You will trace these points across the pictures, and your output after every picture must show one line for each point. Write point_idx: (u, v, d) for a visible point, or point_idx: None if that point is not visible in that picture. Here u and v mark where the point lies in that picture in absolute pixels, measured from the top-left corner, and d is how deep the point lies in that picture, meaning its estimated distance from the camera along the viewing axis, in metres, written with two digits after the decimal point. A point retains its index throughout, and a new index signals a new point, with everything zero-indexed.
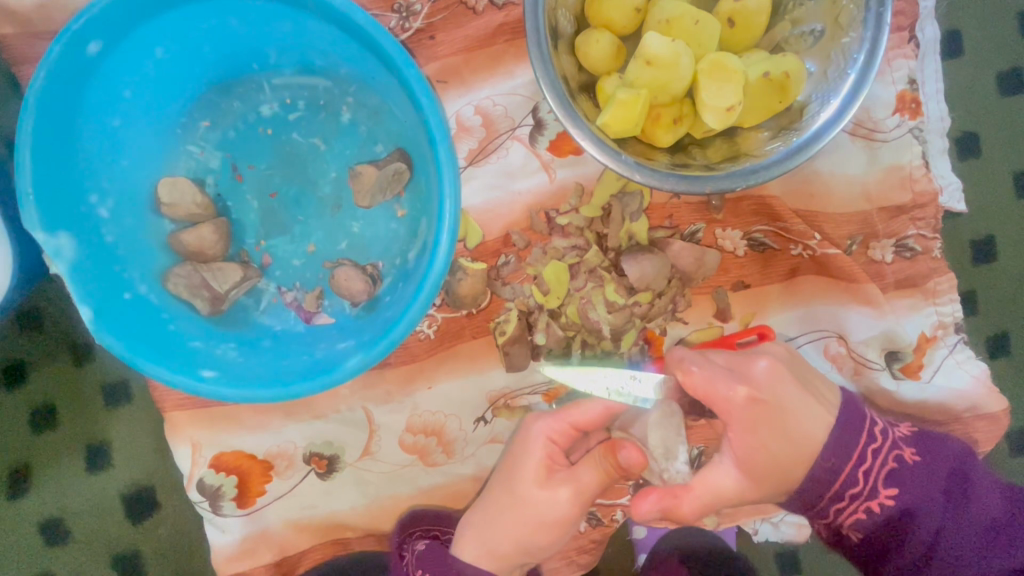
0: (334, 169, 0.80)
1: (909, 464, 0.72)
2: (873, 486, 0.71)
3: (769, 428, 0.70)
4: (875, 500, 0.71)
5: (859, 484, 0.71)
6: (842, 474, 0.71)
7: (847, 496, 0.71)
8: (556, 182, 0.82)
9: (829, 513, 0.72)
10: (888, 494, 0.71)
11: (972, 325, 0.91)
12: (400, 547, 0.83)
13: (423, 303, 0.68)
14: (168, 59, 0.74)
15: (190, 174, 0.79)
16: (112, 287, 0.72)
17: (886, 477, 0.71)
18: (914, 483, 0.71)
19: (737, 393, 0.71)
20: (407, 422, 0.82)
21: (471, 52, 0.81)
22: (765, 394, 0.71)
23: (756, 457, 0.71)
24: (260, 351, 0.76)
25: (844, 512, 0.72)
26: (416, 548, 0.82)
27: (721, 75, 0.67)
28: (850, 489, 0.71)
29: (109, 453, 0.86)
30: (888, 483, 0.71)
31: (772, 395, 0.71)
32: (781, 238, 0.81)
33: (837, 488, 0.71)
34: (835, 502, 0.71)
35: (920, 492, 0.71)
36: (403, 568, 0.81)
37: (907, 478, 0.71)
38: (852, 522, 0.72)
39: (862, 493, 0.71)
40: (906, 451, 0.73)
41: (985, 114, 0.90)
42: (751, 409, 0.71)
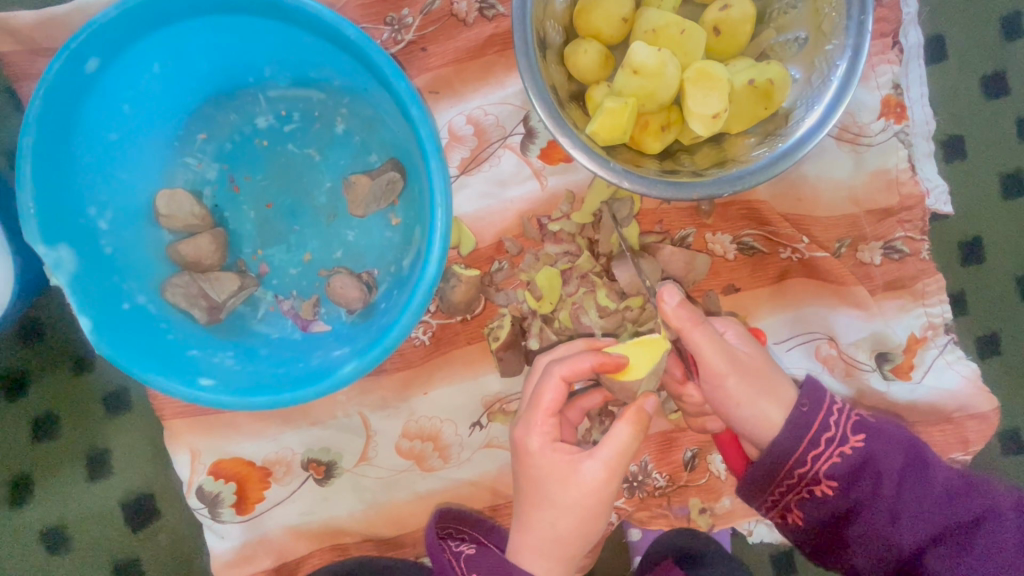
0: (329, 179, 0.82)
1: (872, 420, 0.74)
2: (844, 432, 0.72)
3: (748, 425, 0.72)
4: (847, 445, 0.72)
5: (832, 429, 0.72)
6: (816, 419, 0.71)
7: (822, 442, 0.71)
8: (547, 189, 0.83)
9: (807, 461, 0.71)
10: (857, 440, 0.72)
11: (962, 325, 0.92)
12: (442, 545, 0.75)
13: (417, 309, 0.69)
14: (165, 74, 0.76)
15: (188, 186, 0.80)
16: (111, 298, 0.73)
17: (855, 425, 0.72)
18: (879, 435, 0.73)
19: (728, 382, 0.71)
20: (403, 428, 0.83)
21: (462, 63, 0.83)
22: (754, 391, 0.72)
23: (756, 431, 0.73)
24: (257, 359, 0.77)
25: (821, 459, 0.71)
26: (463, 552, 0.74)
27: (707, 83, 0.68)
28: (824, 434, 0.71)
29: (109, 462, 0.88)
30: (859, 430, 0.72)
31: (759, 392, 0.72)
32: (770, 241, 0.82)
33: (812, 434, 0.71)
34: (812, 447, 0.71)
35: (886, 444, 0.72)
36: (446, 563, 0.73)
37: (874, 430, 0.73)
38: (827, 470, 0.72)
39: (835, 438, 0.72)
40: (867, 415, 0.75)
41: (970, 117, 0.91)
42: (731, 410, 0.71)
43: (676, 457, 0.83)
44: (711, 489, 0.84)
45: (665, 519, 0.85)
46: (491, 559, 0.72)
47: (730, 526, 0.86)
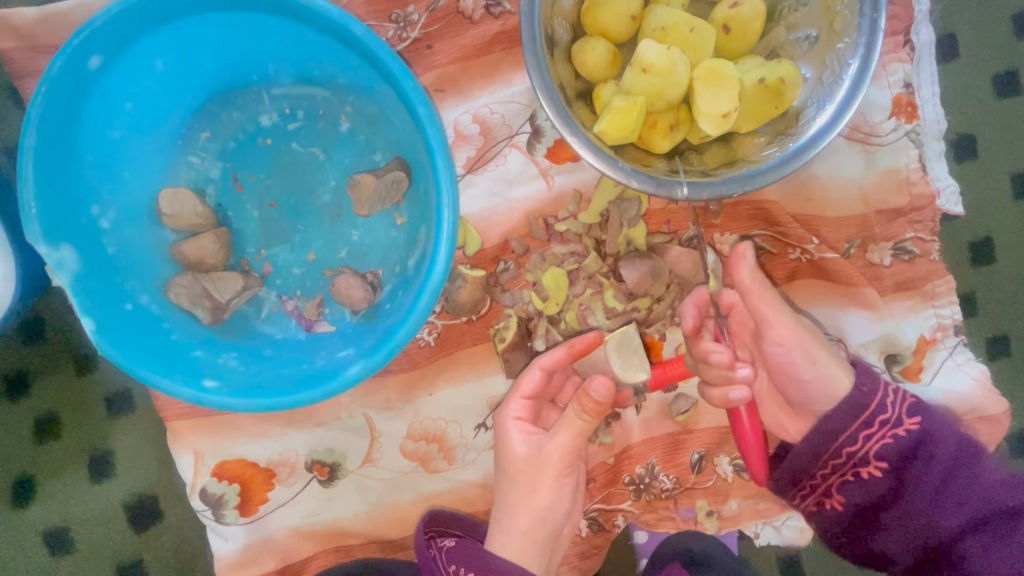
0: (333, 178, 0.81)
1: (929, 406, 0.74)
2: (899, 414, 0.73)
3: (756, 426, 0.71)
4: (901, 427, 0.72)
5: (888, 411, 0.73)
6: (874, 400, 0.73)
7: (876, 423, 0.73)
8: (554, 189, 0.82)
9: (857, 440, 0.73)
10: (912, 423, 0.72)
11: (971, 327, 0.91)
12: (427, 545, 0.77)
13: (423, 310, 0.68)
14: (168, 71, 0.75)
15: (191, 185, 0.79)
16: (114, 298, 0.72)
17: (912, 408, 0.73)
18: (933, 421, 0.73)
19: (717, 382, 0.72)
20: (408, 430, 0.83)
21: (468, 61, 0.82)
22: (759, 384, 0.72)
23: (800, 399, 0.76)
24: (261, 360, 0.77)
25: (872, 438, 0.72)
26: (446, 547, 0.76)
27: (717, 82, 0.68)
28: (879, 416, 0.73)
29: (112, 463, 0.87)
30: (915, 413, 0.73)
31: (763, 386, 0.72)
32: (779, 242, 0.81)
33: (869, 412, 0.73)
34: (864, 427, 0.72)
35: (940, 430, 0.72)
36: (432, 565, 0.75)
37: (930, 417, 0.73)
38: (877, 451, 0.72)
39: (889, 421, 0.73)
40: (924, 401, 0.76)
41: (982, 116, 0.90)
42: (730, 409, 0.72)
43: (683, 459, 0.82)
44: (718, 492, 0.83)
45: (671, 521, 0.84)
46: (471, 551, 0.75)
47: (736, 528, 0.85)
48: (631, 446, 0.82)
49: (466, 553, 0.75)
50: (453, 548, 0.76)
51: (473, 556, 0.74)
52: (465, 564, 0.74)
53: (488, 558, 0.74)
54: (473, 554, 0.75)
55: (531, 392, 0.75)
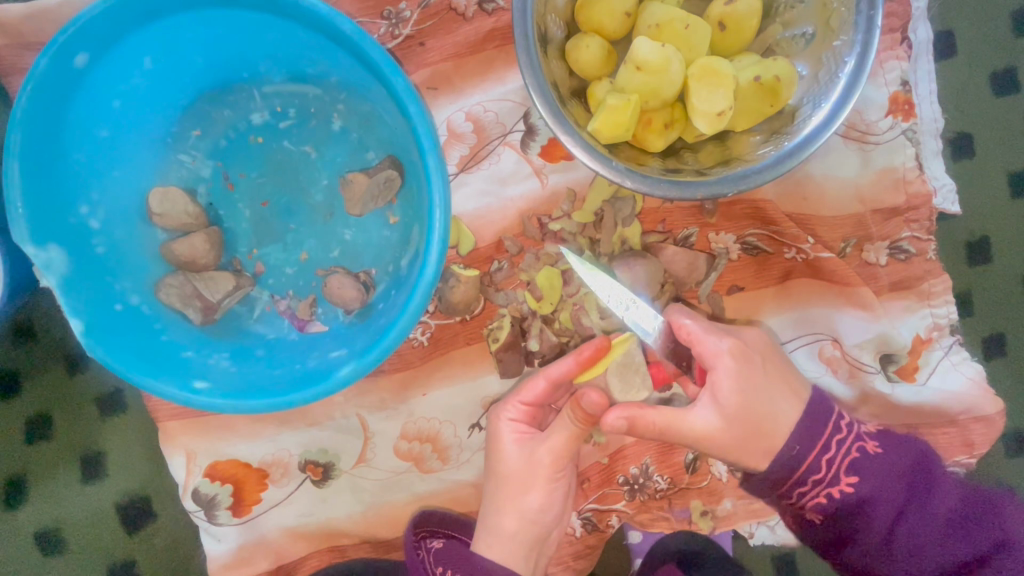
0: (325, 177, 0.80)
1: (871, 455, 0.72)
2: (835, 473, 0.71)
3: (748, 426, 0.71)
4: (837, 487, 0.71)
5: (829, 468, 0.71)
6: (805, 461, 0.70)
7: (809, 482, 0.71)
8: (548, 188, 0.81)
9: (794, 496, 0.72)
10: (848, 483, 0.70)
11: (968, 326, 0.90)
12: (414, 545, 0.78)
13: (414, 311, 0.68)
14: (157, 69, 0.74)
15: (182, 184, 0.79)
16: (103, 299, 0.72)
17: (849, 466, 0.71)
18: (874, 475, 0.71)
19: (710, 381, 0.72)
20: (401, 430, 0.82)
21: (460, 58, 0.81)
22: (751, 384, 0.71)
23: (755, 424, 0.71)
24: (253, 361, 0.76)
25: (806, 495, 0.71)
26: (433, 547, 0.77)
27: (712, 79, 0.67)
28: (813, 475, 0.71)
29: (103, 463, 0.87)
30: (850, 472, 0.70)
31: (756, 385, 0.72)
32: (774, 241, 0.81)
33: (823, 438, 0.71)
34: (798, 486, 0.71)
35: (884, 484, 0.71)
36: (419, 566, 0.75)
37: (868, 468, 0.71)
38: (813, 505, 0.72)
39: (824, 479, 0.71)
40: (870, 443, 0.73)
41: (979, 114, 0.90)
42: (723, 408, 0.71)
43: (677, 460, 0.82)
44: (712, 491, 0.83)
45: (666, 521, 0.84)
46: (458, 552, 0.75)
47: (731, 528, 0.85)
48: (625, 446, 0.82)
49: (453, 554, 0.75)
50: (441, 549, 0.76)
51: (459, 557, 0.75)
52: (451, 565, 0.74)
53: (475, 559, 0.74)
54: (459, 555, 0.75)
55: (534, 400, 0.74)
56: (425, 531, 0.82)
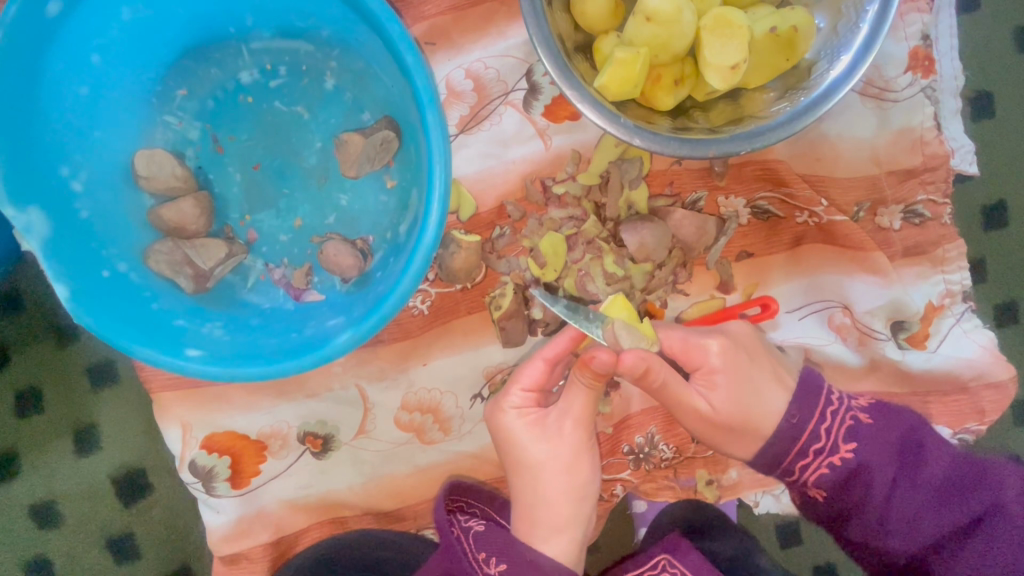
0: (319, 139, 0.77)
1: (866, 425, 0.72)
2: (834, 442, 0.71)
3: None
4: (837, 456, 0.71)
5: (822, 439, 0.71)
6: (805, 429, 0.71)
7: (810, 452, 0.71)
8: (552, 150, 0.78)
9: (795, 471, 0.72)
10: (848, 450, 0.71)
11: (980, 292, 0.88)
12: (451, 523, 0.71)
13: (414, 277, 0.65)
14: (136, 21, 0.70)
15: (168, 147, 0.75)
16: (89, 265, 0.69)
17: (846, 434, 0.71)
18: (871, 443, 0.71)
19: (712, 345, 0.71)
20: (402, 400, 0.80)
21: (460, 11, 0.77)
22: None
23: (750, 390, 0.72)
24: (247, 330, 0.74)
25: (808, 469, 0.72)
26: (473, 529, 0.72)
27: (727, 30, 0.63)
28: (813, 445, 0.71)
29: (97, 436, 0.85)
30: (849, 440, 0.71)
31: None
32: (786, 205, 0.78)
33: (820, 408, 0.72)
34: (799, 458, 0.71)
35: (882, 451, 0.71)
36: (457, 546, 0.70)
37: (866, 436, 0.71)
38: (816, 479, 0.72)
39: (824, 449, 0.71)
40: (864, 414, 0.73)
41: (1001, 72, 0.86)
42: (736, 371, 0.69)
43: (682, 429, 0.80)
44: (718, 461, 0.82)
45: (671, 490, 0.83)
46: (500, 539, 0.72)
47: (736, 497, 0.85)
48: (630, 416, 0.80)
49: (497, 540, 0.71)
50: (482, 532, 0.72)
51: (504, 544, 0.71)
52: (495, 551, 0.71)
53: (521, 550, 0.71)
54: (503, 542, 0.71)
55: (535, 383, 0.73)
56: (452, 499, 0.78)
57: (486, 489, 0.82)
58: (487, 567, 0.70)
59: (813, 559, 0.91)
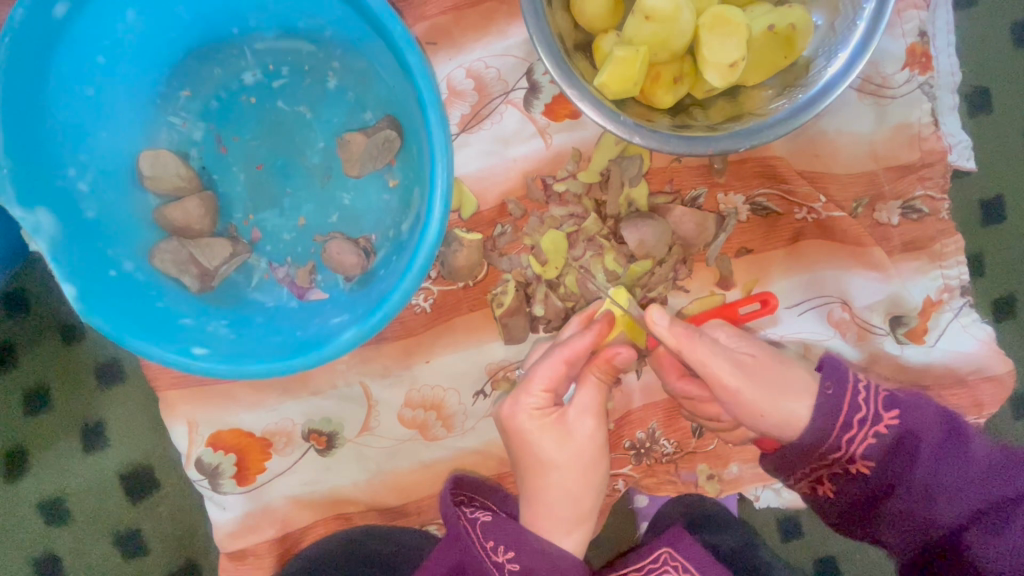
0: (322, 139, 0.77)
1: (905, 396, 0.71)
2: (877, 410, 0.69)
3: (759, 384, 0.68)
4: (881, 424, 0.69)
5: (863, 409, 0.69)
6: (845, 401, 0.69)
7: (854, 423, 0.69)
8: (552, 148, 0.79)
9: (841, 444, 0.69)
10: (892, 419, 0.69)
11: (978, 287, 0.89)
12: (456, 514, 0.74)
13: (417, 274, 0.66)
14: (141, 23, 0.71)
15: (173, 147, 0.76)
16: (96, 264, 0.69)
17: (888, 402, 0.70)
18: (913, 412, 0.70)
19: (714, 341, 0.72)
20: (406, 397, 0.81)
21: (461, 11, 0.78)
22: None
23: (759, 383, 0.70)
24: (251, 328, 0.74)
25: (855, 441, 0.69)
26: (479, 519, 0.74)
27: (725, 28, 0.64)
28: (856, 415, 0.69)
29: (105, 434, 0.86)
30: (891, 408, 0.69)
31: None
32: (785, 201, 0.79)
33: (855, 381, 0.70)
34: (844, 430, 0.69)
35: (924, 420, 0.70)
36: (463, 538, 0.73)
37: (907, 405, 0.70)
38: (861, 451, 0.69)
39: (868, 418, 0.69)
40: (900, 385, 0.72)
41: (998, 68, 0.87)
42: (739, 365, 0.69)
43: (683, 424, 0.81)
44: (718, 455, 0.82)
45: (672, 485, 0.84)
46: (509, 528, 0.73)
47: (737, 491, 0.85)
48: (631, 411, 0.81)
49: (503, 529, 0.73)
50: (491, 524, 0.74)
51: (512, 534, 0.72)
52: (503, 540, 0.72)
53: (527, 537, 0.72)
54: (512, 532, 0.73)
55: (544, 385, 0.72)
56: (461, 493, 0.79)
57: (486, 482, 0.82)
58: (496, 556, 0.72)
59: (814, 552, 0.92)
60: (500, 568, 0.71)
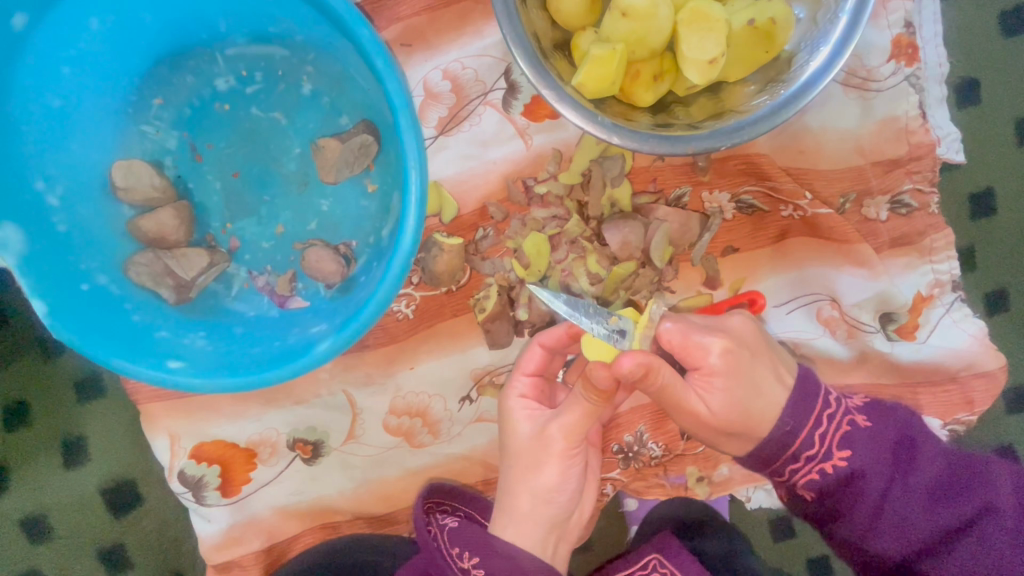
0: (298, 145, 0.76)
1: (862, 429, 0.68)
2: (827, 449, 0.67)
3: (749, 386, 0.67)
4: (829, 462, 0.67)
5: (815, 446, 0.67)
6: (799, 436, 0.67)
7: (803, 458, 0.67)
8: (532, 149, 0.77)
9: (785, 474, 0.68)
10: (842, 457, 0.67)
11: (970, 281, 0.88)
12: (426, 522, 0.71)
13: (393, 282, 0.64)
14: (108, 31, 0.69)
15: (146, 157, 0.74)
16: (69, 279, 0.68)
17: (841, 438, 0.67)
18: (866, 447, 0.67)
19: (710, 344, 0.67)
20: (390, 405, 0.80)
21: (435, 12, 0.76)
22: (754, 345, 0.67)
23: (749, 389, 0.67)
24: (231, 338, 0.73)
25: (799, 473, 0.68)
26: (448, 525, 0.72)
27: (703, 24, 0.62)
28: (806, 451, 0.67)
29: (85, 448, 0.85)
30: (843, 446, 0.67)
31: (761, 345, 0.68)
32: (770, 198, 0.77)
33: (815, 411, 0.68)
34: (791, 463, 0.67)
35: (875, 456, 0.67)
36: (432, 543, 0.69)
37: (860, 440, 0.67)
38: (806, 483, 0.68)
39: (817, 455, 0.67)
40: (859, 416, 0.69)
41: (987, 58, 0.86)
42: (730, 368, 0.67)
43: (672, 427, 0.80)
44: (708, 457, 0.81)
45: (661, 488, 0.83)
46: (476, 535, 0.70)
47: (728, 493, 0.84)
48: (618, 414, 0.80)
49: (472, 536, 0.70)
50: (457, 528, 0.71)
51: (479, 540, 0.70)
52: (471, 547, 0.70)
53: (496, 543, 0.69)
54: (478, 536, 0.70)
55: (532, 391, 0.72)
56: (434, 500, 0.77)
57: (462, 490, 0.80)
58: (462, 562, 0.69)
59: (807, 552, 0.91)
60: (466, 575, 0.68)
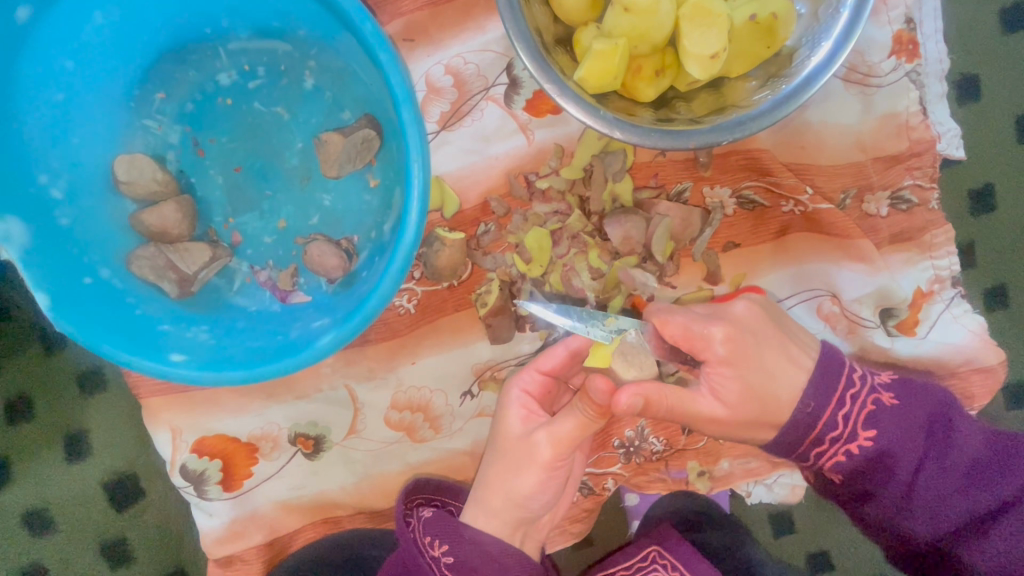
0: (300, 140, 0.76)
1: (890, 408, 0.68)
2: (853, 429, 0.68)
3: (751, 382, 0.67)
4: (855, 443, 0.68)
5: (839, 427, 0.68)
6: (822, 417, 0.67)
7: (827, 440, 0.68)
8: (534, 144, 0.78)
9: (810, 458, 0.69)
10: (868, 437, 0.68)
11: (969, 277, 0.88)
12: (404, 514, 0.73)
13: (396, 276, 0.65)
14: (111, 25, 0.70)
15: (149, 151, 0.74)
16: (71, 272, 0.68)
17: (867, 419, 0.68)
18: (893, 426, 0.68)
19: (715, 341, 0.66)
20: (391, 399, 0.80)
21: (438, 6, 0.76)
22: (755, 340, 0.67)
23: (750, 385, 0.67)
24: (233, 333, 0.73)
25: (824, 456, 0.69)
26: (424, 515, 0.73)
27: (705, 19, 0.62)
28: (830, 432, 0.68)
29: (87, 442, 0.85)
30: (869, 425, 0.68)
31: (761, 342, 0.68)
32: (771, 194, 0.78)
33: (839, 392, 0.68)
34: (815, 447, 0.68)
35: (903, 436, 0.68)
36: (406, 535, 0.70)
37: (887, 420, 0.68)
38: (833, 465, 0.69)
39: (842, 436, 0.68)
40: (885, 395, 0.69)
41: (988, 54, 0.86)
42: (734, 362, 0.67)
43: (673, 421, 0.80)
44: (709, 452, 0.81)
45: (662, 482, 0.83)
46: (449, 525, 0.72)
47: (728, 488, 0.85)
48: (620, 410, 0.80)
49: (445, 526, 0.72)
50: (431, 518, 0.72)
51: (451, 530, 0.71)
52: (442, 535, 0.71)
53: (466, 533, 0.71)
54: (450, 526, 0.72)
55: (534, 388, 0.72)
56: (420, 497, 0.78)
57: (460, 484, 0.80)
58: (432, 550, 0.70)
59: (808, 548, 0.92)
60: (437, 563, 0.70)
